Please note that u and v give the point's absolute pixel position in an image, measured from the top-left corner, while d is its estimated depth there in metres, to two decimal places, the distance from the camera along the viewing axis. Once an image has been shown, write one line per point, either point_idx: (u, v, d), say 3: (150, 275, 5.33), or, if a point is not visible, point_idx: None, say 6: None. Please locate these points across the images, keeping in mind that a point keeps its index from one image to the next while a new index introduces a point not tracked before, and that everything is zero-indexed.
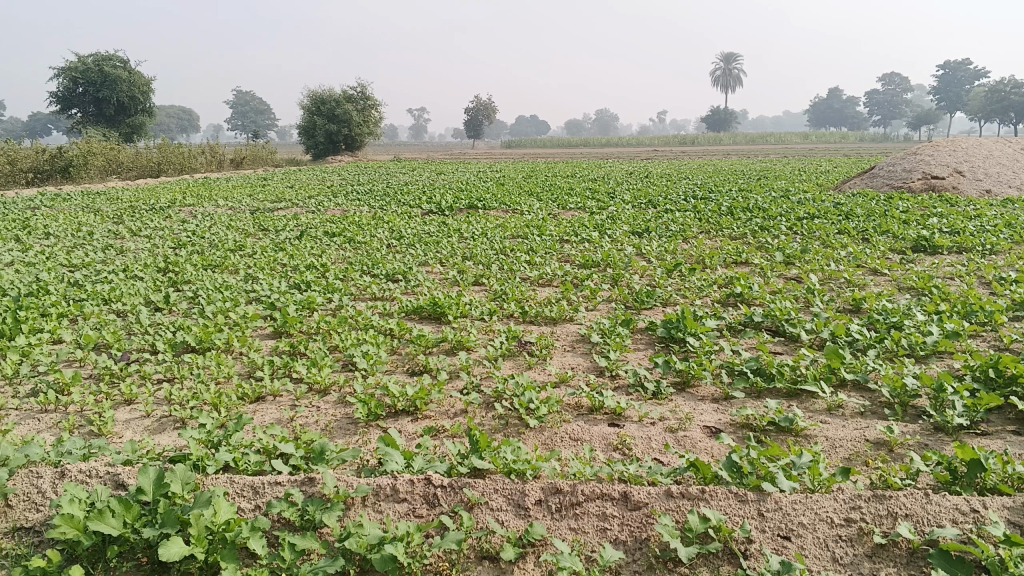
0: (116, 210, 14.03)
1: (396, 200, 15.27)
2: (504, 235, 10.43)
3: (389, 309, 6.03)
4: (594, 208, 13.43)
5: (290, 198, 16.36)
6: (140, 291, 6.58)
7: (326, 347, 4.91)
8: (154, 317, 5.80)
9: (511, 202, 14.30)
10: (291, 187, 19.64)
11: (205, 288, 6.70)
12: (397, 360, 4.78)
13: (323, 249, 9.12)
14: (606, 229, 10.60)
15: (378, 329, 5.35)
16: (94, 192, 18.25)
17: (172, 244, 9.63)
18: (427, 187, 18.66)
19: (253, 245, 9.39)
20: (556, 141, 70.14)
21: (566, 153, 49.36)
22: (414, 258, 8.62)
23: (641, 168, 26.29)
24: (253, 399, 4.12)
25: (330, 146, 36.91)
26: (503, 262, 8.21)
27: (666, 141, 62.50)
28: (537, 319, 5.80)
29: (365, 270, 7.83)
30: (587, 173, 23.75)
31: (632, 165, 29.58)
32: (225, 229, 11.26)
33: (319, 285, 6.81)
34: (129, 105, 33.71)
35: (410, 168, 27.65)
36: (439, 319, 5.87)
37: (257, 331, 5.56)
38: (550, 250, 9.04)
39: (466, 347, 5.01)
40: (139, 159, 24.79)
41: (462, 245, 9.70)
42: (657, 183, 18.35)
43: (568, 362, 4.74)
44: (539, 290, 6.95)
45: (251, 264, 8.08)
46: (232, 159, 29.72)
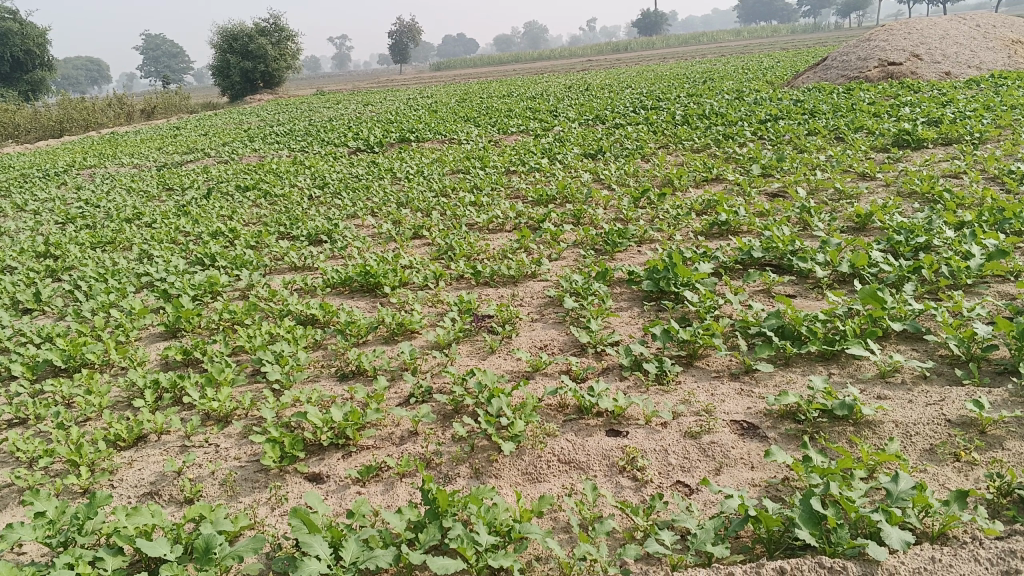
0: (6, 182, 12.48)
1: (321, 141, 13.94)
2: (443, 171, 9.33)
3: (313, 282, 4.99)
4: (537, 129, 12.34)
5: (204, 148, 14.88)
6: (4, 288, 5.40)
7: (230, 350, 3.88)
8: (17, 325, 4.67)
9: (446, 130, 13.09)
10: (206, 135, 18.02)
11: (90, 276, 5.53)
12: (322, 361, 3.77)
13: (236, 209, 7.94)
14: (555, 153, 9.56)
15: (297, 315, 4.32)
16: None
17: (61, 221, 8.34)
18: (352, 121, 17.26)
19: (156, 212, 8.16)
20: (484, 61, 67.82)
21: (495, 74, 47.61)
22: (342, 210, 7.52)
23: (579, 80, 25.07)
24: (130, 443, 3.10)
25: (248, 85, 34.74)
26: (445, 207, 7.16)
27: (597, 50, 60.88)
28: (493, 280, 4.81)
29: (285, 232, 6.73)
30: (524, 91, 22.41)
31: (567, 78, 28.28)
32: (126, 193, 9.92)
33: (227, 259, 5.70)
34: (27, 61, 30.98)
35: (336, 103, 26.00)
36: (374, 291, 4.85)
37: (148, 331, 4.48)
38: (497, 185, 8.00)
39: (407, 330, 4.02)
40: (39, 120, 22.69)
41: (397, 188, 8.59)
42: (600, 96, 17.24)
43: (536, 336, 3.78)
44: (489, 238, 5.95)
45: (151, 237, 6.89)
46: (143, 110, 27.58)
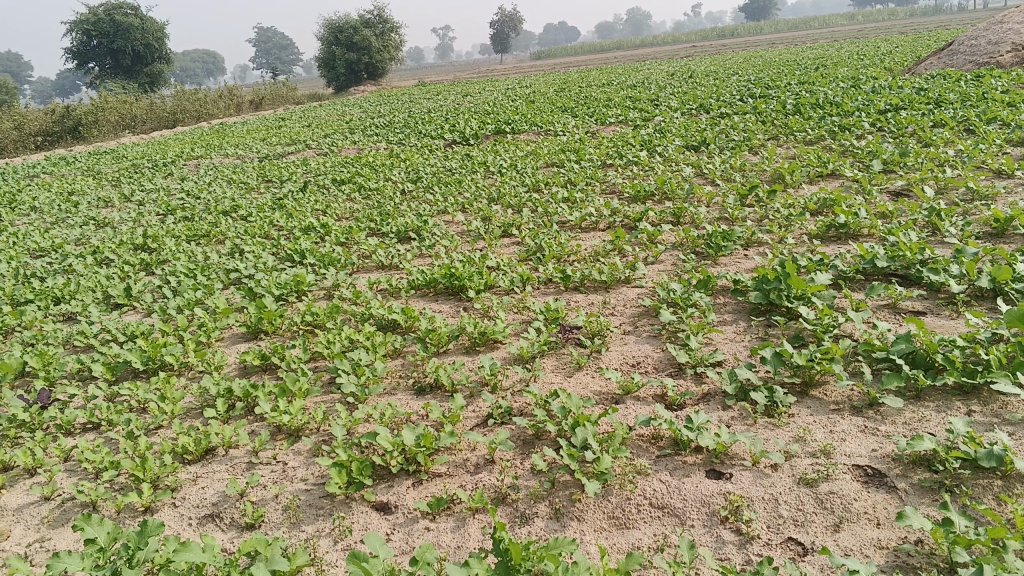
0: (119, 172, 12.91)
1: (418, 132, 13.88)
2: (537, 164, 9.07)
3: (396, 284, 4.82)
4: (637, 120, 11.92)
5: (305, 139, 15.07)
6: (99, 282, 5.43)
7: (307, 357, 3.72)
8: (106, 320, 4.65)
9: (542, 122, 12.81)
10: (309, 126, 18.31)
11: (181, 270, 5.52)
12: (400, 372, 3.57)
13: (329, 203, 7.89)
14: (654, 146, 9.15)
15: (377, 320, 4.14)
16: (101, 152, 17.15)
17: (162, 213, 8.47)
18: (450, 113, 17.20)
19: (252, 204, 8.21)
20: (585, 49, 67.14)
21: (596, 63, 46.97)
22: (433, 206, 7.36)
23: (683, 68, 24.32)
24: (197, 457, 2.95)
25: (352, 76, 35.34)
26: (537, 204, 6.90)
27: (702, 36, 59.31)
28: (583, 285, 4.52)
29: (374, 227, 6.61)
30: (624, 79, 21.85)
31: (670, 66, 27.53)
32: (227, 185, 10.07)
33: (315, 256, 5.61)
34: (146, 55, 32.35)
35: (435, 93, 26.08)
36: (459, 294, 4.63)
37: (230, 332, 4.38)
38: (593, 179, 7.68)
39: (490, 340, 3.77)
40: (155, 111, 23.59)
41: (490, 183, 8.38)
42: (703, 85, 16.58)
43: (629, 353, 3.47)
44: (582, 238, 5.65)
45: (245, 230, 6.89)
46: (252, 101, 28.39)
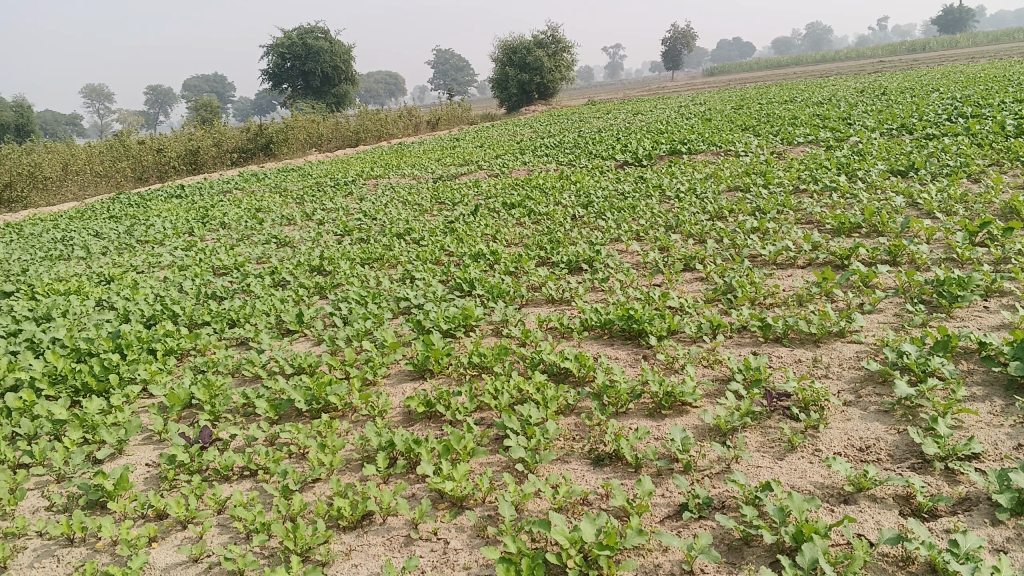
0: (302, 190, 13.35)
1: (590, 153, 13.50)
2: (719, 188, 8.45)
3: (569, 323, 4.43)
4: (828, 140, 10.99)
5: (477, 160, 15.09)
6: (273, 305, 5.36)
7: (474, 406, 3.37)
8: (275, 348, 4.51)
9: (722, 142, 12.09)
10: (482, 147, 18.43)
11: (352, 295, 5.38)
12: (576, 433, 3.15)
13: (500, 228, 7.65)
14: (853, 170, 8.29)
15: (549, 367, 3.74)
16: (288, 169, 17.98)
17: (338, 233, 8.51)
18: (623, 132, 16.76)
19: (424, 227, 8.11)
20: (762, 65, 64.72)
21: (773, 79, 45.05)
22: (606, 233, 6.96)
23: (876, 84, 22.61)
24: (352, 523, 2.64)
25: (524, 96, 35.73)
26: (723, 234, 6.32)
27: (891, 51, 55.62)
28: (786, 336, 3.93)
29: (546, 256, 6.28)
30: (810, 96, 20.54)
31: (860, 81, 25.73)
32: (401, 205, 10.11)
33: (484, 287, 5.33)
34: (334, 76, 34.06)
35: (606, 112, 25.70)
36: (638, 339, 4.17)
37: (396, 368, 4.13)
38: (785, 207, 7.00)
39: (678, 402, 3.26)
40: (339, 130, 24.61)
41: (668, 209, 7.86)
42: (902, 102, 15.21)
43: (855, 433, 2.90)
44: (778, 278, 5.03)
45: (416, 255, 6.75)
46: (429, 121, 29.17)
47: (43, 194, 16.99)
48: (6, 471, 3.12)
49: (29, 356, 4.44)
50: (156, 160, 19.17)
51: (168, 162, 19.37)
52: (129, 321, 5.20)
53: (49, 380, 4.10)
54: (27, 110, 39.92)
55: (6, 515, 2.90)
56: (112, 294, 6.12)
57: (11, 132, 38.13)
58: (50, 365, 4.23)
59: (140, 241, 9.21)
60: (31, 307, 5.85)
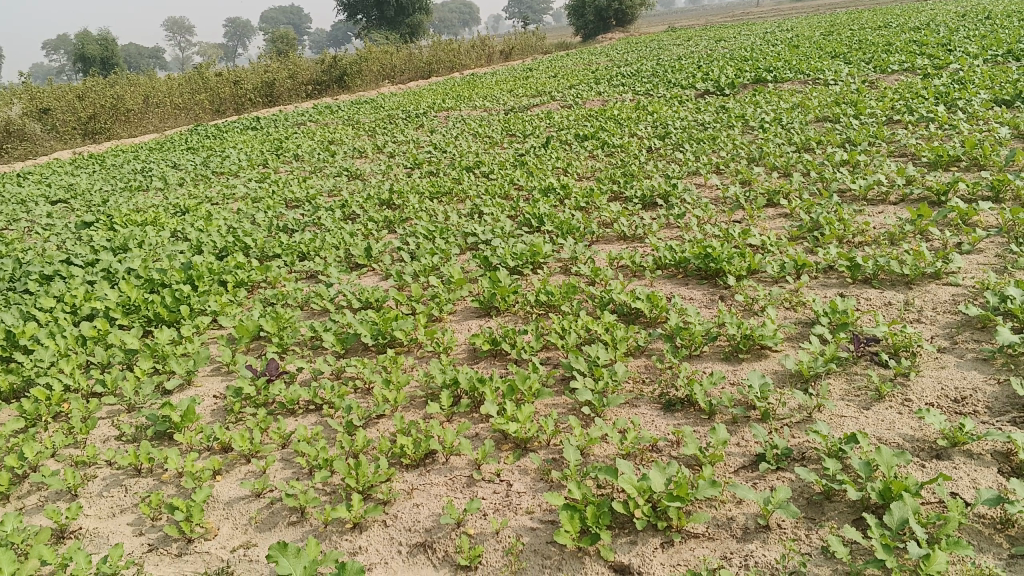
0: (374, 122, 13.31)
1: (668, 83, 13.01)
2: (805, 118, 8.03)
3: (641, 261, 4.27)
4: (926, 67, 10.30)
5: (551, 91, 14.75)
6: (342, 238, 5.33)
7: (542, 345, 3.27)
8: (342, 282, 4.48)
9: (809, 70, 11.48)
10: (557, 77, 18.00)
11: (420, 229, 5.31)
12: (646, 375, 3.02)
13: (572, 161, 7.45)
14: (953, 99, 7.75)
15: (619, 306, 3.60)
16: (362, 101, 17.94)
17: (409, 166, 8.44)
18: (704, 60, 16.11)
19: (495, 160, 7.96)
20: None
21: (865, 3, 42.63)
22: (683, 166, 6.69)
23: (981, 6, 21.09)
24: (414, 462, 2.59)
25: (601, 25, 34.72)
26: (808, 168, 5.99)
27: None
28: (875, 277, 3.69)
29: (619, 190, 6.08)
30: (907, 20, 19.32)
31: (962, 3, 24.08)
32: (473, 138, 9.96)
33: (555, 222, 5.19)
34: (408, 6, 33.69)
35: (687, 40, 24.76)
36: (715, 279, 3.99)
37: (463, 304, 4.05)
38: (876, 139, 6.60)
39: (756, 346, 3.09)
40: (412, 61, 24.40)
41: (749, 140, 7.50)
42: (1009, 25, 14.15)
43: (949, 382, 2.70)
44: (867, 215, 4.73)
45: (486, 189, 6.63)
46: (503, 52, 28.67)
47: (126, 127, 17.40)
48: (80, 401, 3.18)
49: (106, 286, 4.53)
50: (233, 93, 19.37)
51: (245, 95, 19.54)
52: (202, 253, 5.26)
53: (124, 311, 4.17)
54: (111, 44, 40.82)
55: (80, 444, 2.97)
56: (188, 225, 6.21)
57: (96, 65, 39.12)
58: (125, 295, 4.31)
59: (216, 173, 9.32)
60: (110, 238, 5.98)
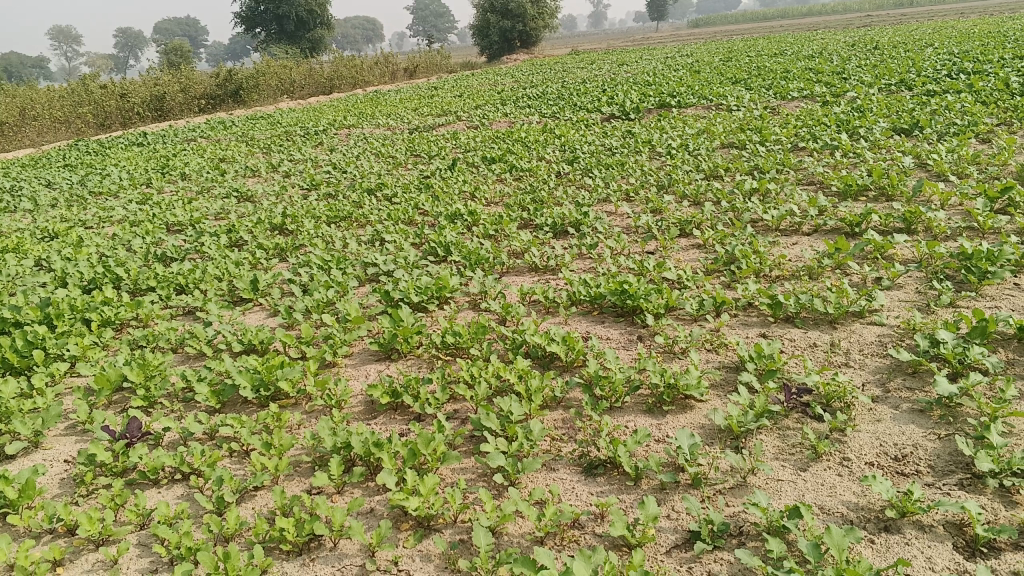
0: (271, 139, 12.71)
1: (574, 105, 12.93)
2: (712, 144, 7.99)
3: (554, 297, 3.98)
4: (824, 95, 10.52)
5: (455, 111, 14.47)
6: (227, 268, 4.84)
7: (447, 397, 2.92)
8: (224, 320, 4.01)
9: (712, 95, 11.58)
10: (462, 97, 17.76)
11: (314, 258, 4.88)
12: (564, 431, 2.71)
13: (478, 185, 7.15)
14: (853, 127, 7.84)
15: (532, 349, 3.29)
16: (259, 117, 17.23)
17: (306, 188, 7.95)
18: (608, 83, 16.18)
19: (398, 182, 7.59)
20: (747, 19, 63.89)
21: (758, 32, 44.35)
22: (593, 192, 6.49)
23: (867, 38, 22.06)
24: (298, 548, 2.20)
25: (506, 45, 34.82)
26: (719, 196, 5.88)
27: (877, 6, 54.99)
28: (798, 316, 3.51)
29: (529, 216, 5.81)
30: (799, 49, 19.98)
31: (848, 34, 25.20)
32: (374, 158, 9.56)
33: (461, 252, 4.87)
34: (310, 21, 32.93)
35: (590, 63, 24.99)
36: (632, 317, 3.75)
37: (360, 345, 3.66)
38: (784, 167, 6.56)
39: (681, 397, 2.83)
40: (314, 77, 23.75)
41: (658, 166, 7.38)
42: (896, 56, 14.74)
43: (888, 437, 2.49)
44: (783, 248, 4.60)
45: (388, 214, 6.26)
46: (407, 70, 28.30)
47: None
48: None
49: None
50: (120, 106, 18.30)
51: (132, 108, 18.55)
52: (66, 285, 4.67)
53: None
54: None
55: None
56: (53, 253, 5.57)
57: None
58: None
59: (93, 193, 8.58)
60: None
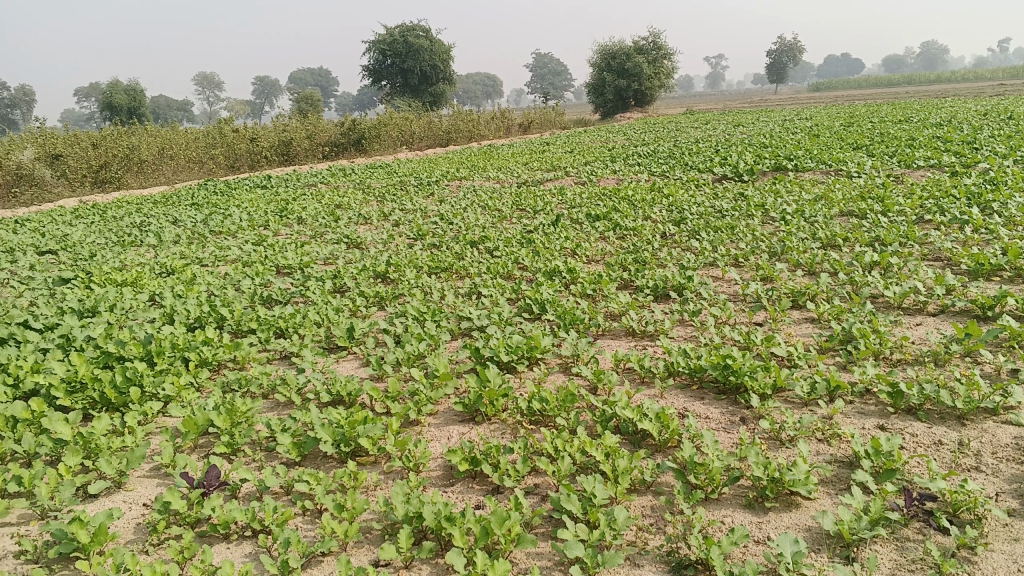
0: (384, 187, 13.02)
1: (686, 165, 12.72)
2: (830, 211, 7.63)
3: (651, 366, 3.78)
4: (954, 165, 9.96)
5: (566, 166, 14.49)
6: (325, 315, 4.85)
7: (530, 470, 2.76)
8: (315, 368, 3.99)
9: (832, 160, 11.15)
10: (573, 152, 17.83)
11: (411, 309, 4.84)
12: (652, 521, 2.50)
13: (582, 243, 7.03)
14: (987, 200, 7.34)
15: (623, 424, 3.09)
16: (375, 165, 17.77)
17: (412, 237, 8.03)
18: (722, 144, 15.90)
19: (502, 235, 7.56)
20: (871, 83, 62.23)
21: (883, 96, 43.04)
22: (700, 256, 6.26)
23: (1004, 106, 20.96)
24: None
25: (620, 103, 34.97)
26: (836, 267, 5.55)
27: (1014, 72, 52.55)
28: (920, 408, 3.19)
29: (631, 278, 5.64)
30: (928, 115, 19.16)
31: (982, 101, 24.05)
32: (481, 210, 9.61)
33: (559, 311, 4.73)
34: (431, 75, 34.05)
35: (705, 122, 24.73)
36: (734, 395, 3.50)
37: (446, 405, 3.54)
38: (909, 239, 6.16)
39: (785, 492, 2.58)
40: (431, 128, 24.42)
41: (771, 231, 7.08)
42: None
43: None
44: (905, 328, 4.25)
45: (489, 267, 6.20)
46: (521, 124, 28.76)
47: (138, 177, 17.25)
48: None
49: (55, 357, 4.03)
50: (248, 149, 19.27)
51: (259, 152, 19.48)
52: (174, 322, 4.79)
53: (67, 389, 3.65)
54: (138, 94, 41.28)
55: None
56: (167, 289, 5.76)
57: (122, 115, 39.48)
58: (72, 369, 3.82)
59: (214, 232, 8.94)
60: (81, 298, 5.53)
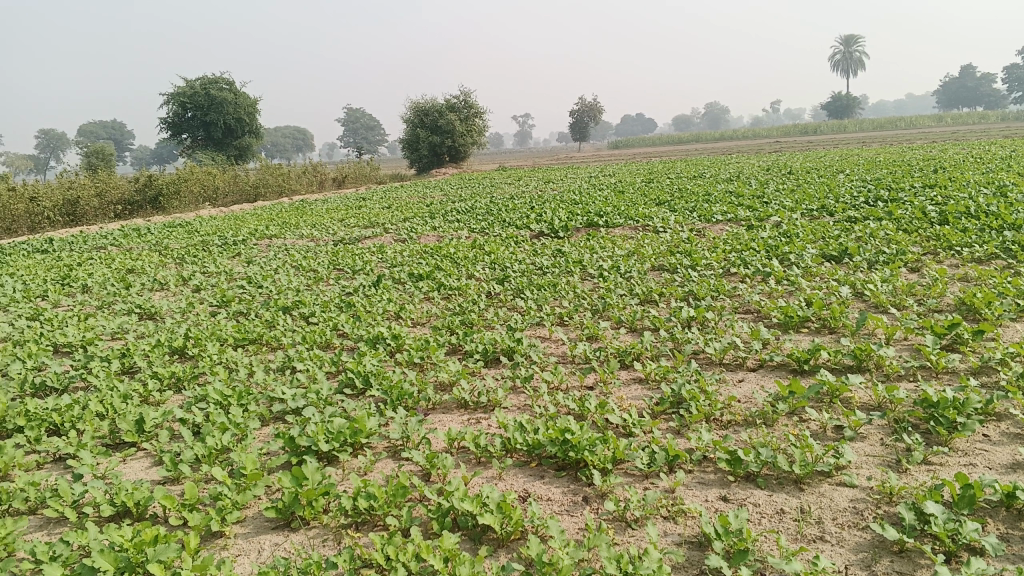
0: (184, 248, 12.09)
1: (502, 221, 12.77)
2: (644, 266, 7.80)
3: (486, 445, 3.52)
4: (749, 218, 10.61)
5: (381, 222, 14.17)
6: (111, 403, 4.23)
7: None
8: (96, 473, 3.40)
9: (639, 215, 11.58)
10: (390, 208, 17.55)
11: (213, 390, 4.32)
12: None
13: (404, 305, 6.73)
14: (784, 252, 7.78)
15: (462, 518, 2.80)
16: (176, 224, 16.61)
17: (216, 305, 7.38)
18: (535, 199, 16.21)
19: (316, 299, 7.11)
20: (666, 141, 66.83)
21: (677, 153, 46.25)
22: (525, 316, 6.14)
23: (783, 162, 22.97)
24: None
25: (434, 159, 35.21)
26: (657, 324, 5.58)
27: (787, 132, 58.27)
28: (759, 473, 3.13)
29: (457, 342, 5.39)
30: (720, 171, 20.59)
31: (764, 159, 26.29)
32: (293, 272, 9.07)
33: (382, 384, 4.38)
34: (236, 128, 32.78)
35: (518, 178, 25.30)
36: (574, 471, 3.31)
37: (257, 508, 3.10)
38: (720, 293, 6.36)
39: None
40: (237, 184, 23.34)
41: (591, 288, 7.12)
42: (814, 182, 15.20)
43: None
44: (731, 387, 4.27)
45: (303, 336, 5.74)
46: (334, 180, 28.19)
47: None
48: None
49: None
50: (27, 210, 17.45)
51: (40, 213, 17.70)
52: None
53: None
54: None
55: None
56: None
57: None
58: None
59: None
60: None
